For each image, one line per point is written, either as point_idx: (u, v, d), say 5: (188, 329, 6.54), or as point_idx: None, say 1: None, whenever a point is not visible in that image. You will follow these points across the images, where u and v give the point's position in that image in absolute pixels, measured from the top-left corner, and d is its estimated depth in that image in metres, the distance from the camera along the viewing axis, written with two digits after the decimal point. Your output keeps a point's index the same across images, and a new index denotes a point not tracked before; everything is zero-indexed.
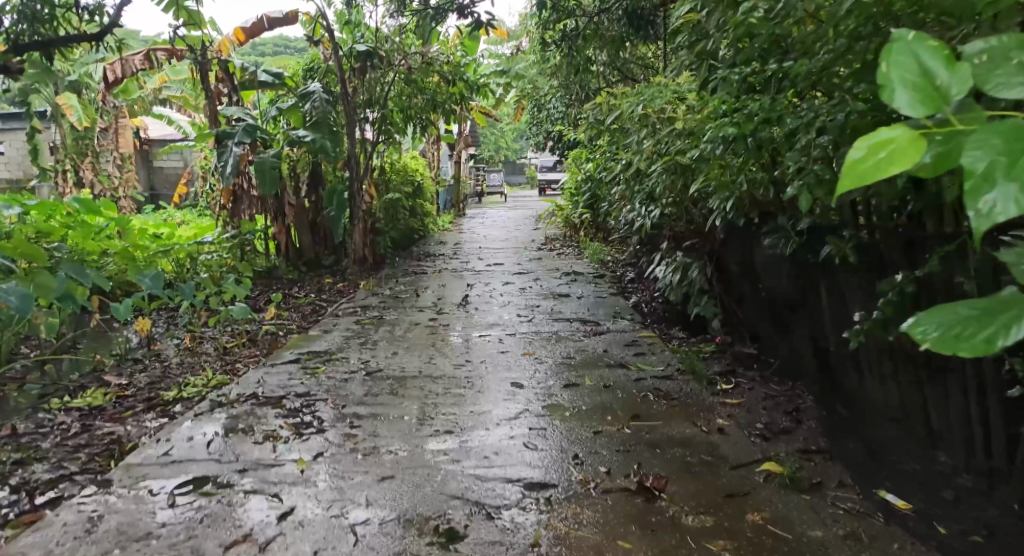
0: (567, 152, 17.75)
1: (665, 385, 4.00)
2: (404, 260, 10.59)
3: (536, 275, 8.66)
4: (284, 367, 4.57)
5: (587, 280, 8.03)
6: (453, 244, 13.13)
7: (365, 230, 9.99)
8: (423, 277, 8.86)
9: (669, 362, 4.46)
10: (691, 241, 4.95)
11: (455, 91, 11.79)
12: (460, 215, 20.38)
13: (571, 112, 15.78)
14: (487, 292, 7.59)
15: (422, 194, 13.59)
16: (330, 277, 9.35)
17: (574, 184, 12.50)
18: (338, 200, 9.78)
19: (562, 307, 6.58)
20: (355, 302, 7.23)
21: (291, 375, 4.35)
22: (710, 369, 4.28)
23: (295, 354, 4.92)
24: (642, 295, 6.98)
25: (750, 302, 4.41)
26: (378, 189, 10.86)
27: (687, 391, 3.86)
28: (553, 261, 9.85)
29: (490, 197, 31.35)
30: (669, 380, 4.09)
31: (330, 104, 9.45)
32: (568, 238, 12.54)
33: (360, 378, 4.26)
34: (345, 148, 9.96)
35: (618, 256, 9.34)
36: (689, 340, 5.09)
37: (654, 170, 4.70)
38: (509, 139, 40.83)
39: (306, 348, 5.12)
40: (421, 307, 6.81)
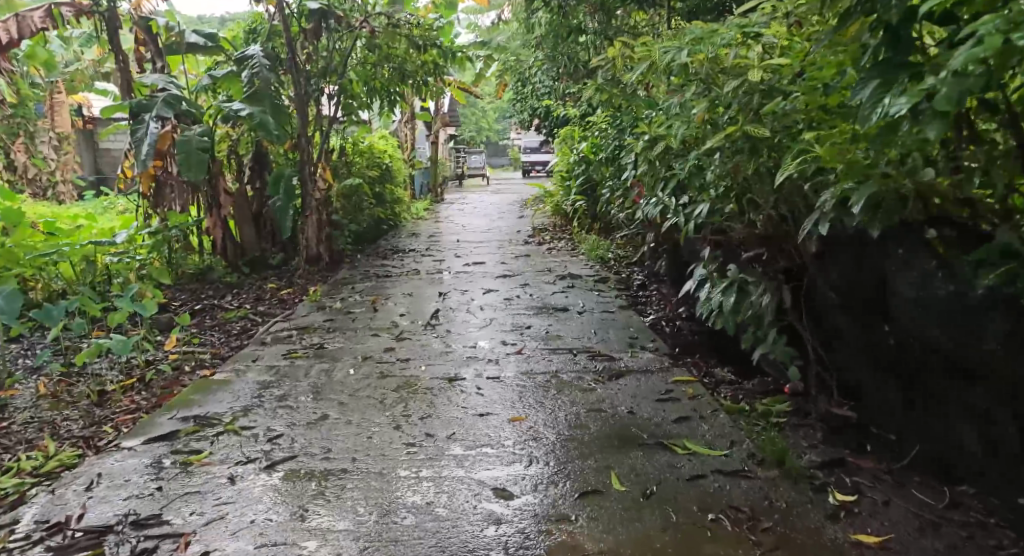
0: (556, 131, 16.29)
1: (747, 503, 2.72)
2: (370, 257, 9.11)
3: (525, 277, 7.22)
4: (156, 448, 3.09)
5: (588, 287, 6.55)
6: (427, 234, 11.67)
7: (321, 224, 8.48)
8: (394, 280, 7.48)
9: (736, 440, 3.09)
10: (757, 253, 3.50)
11: (427, 59, 10.19)
12: (439, 200, 18.91)
13: (560, 87, 14.22)
14: (463, 303, 6.13)
15: (392, 177, 12.07)
16: (275, 280, 7.87)
17: (566, 167, 11.05)
18: (285, 186, 8.16)
19: (561, 327, 5.11)
20: (298, 317, 5.74)
21: (161, 473, 2.90)
22: (804, 461, 2.98)
23: (186, 421, 3.39)
24: (664, 312, 5.52)
25: (860, 353, 3.08)
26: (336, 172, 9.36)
27: (794, 526, 2.62)
28: (544, 258, 8.43)
29: (472, 180, 29.73)
30: (750, 489, 2.79)
31: (273, 71, 7.87)
32: (559, 228, 11.09)
33: (266, 484, 2.82)
34: (296, 125, 8.44)
35: (622, 255, 7.97)
36: (748, 390, 3.62)
37: (714, 147, 3.21)
38: (491, 119, 39.15)
39: (208, 405, 3.58)
40: (379, 328, 5.32)
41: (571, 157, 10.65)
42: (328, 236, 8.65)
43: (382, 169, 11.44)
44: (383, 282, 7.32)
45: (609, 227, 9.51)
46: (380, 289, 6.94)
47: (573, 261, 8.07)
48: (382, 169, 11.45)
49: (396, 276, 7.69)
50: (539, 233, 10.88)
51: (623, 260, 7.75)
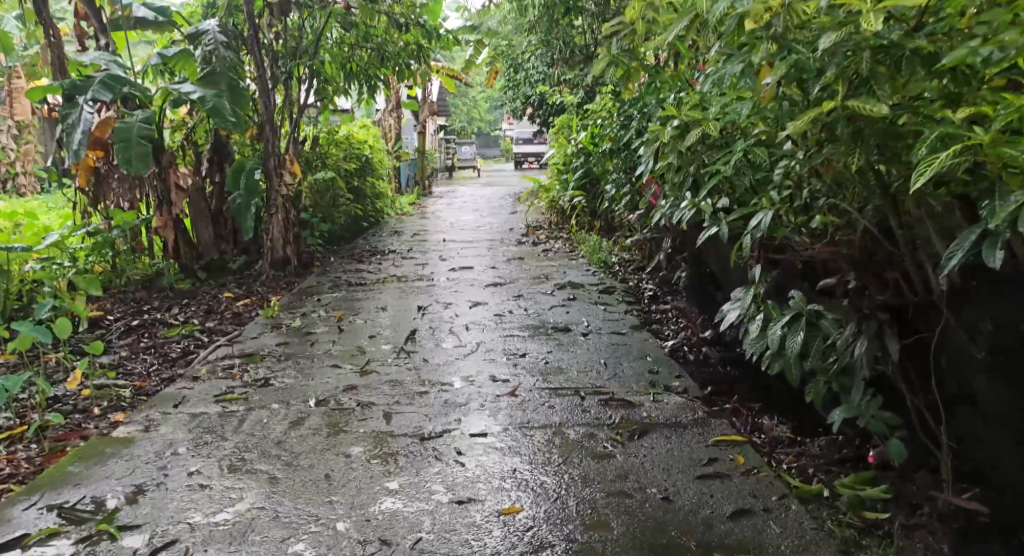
0: (550, 120, 15.45)
1: None
2: (345, 259, 8.20)
3: (517, 287, 6.32)
4: None
5: (589, 300, 5.67)
6: (411, 232, 10.80)
7: (288, 223, 7.57)
8: (372, 287, 6.61)
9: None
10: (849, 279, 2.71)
11: (409, 38, 9.22)
12: (426, 193, 18.03)
13: (555, 74, 13.30)
14: (443, 319, 5.25)
15: (372, 170, 11.15)
16: (236, 286, 6.99)
17: (562, 158, 10.18)
18: (247, 181, 7.30)
19: (563, 357, 4.22)
20: (245, 338, 4.82)
21: None
22: None
23: (54, 517, 2.51)
24: (685, 333, 4.66)
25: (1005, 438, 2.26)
26: (307, 165, 8.46)
27: None
28: (538, 261, 7.57)
29: (462, 172, 28.79)
30: None
31: (230, 49, 6.91)
32: (555, 225, 10.22)
33: None
34: (260, 112, 7.52)
35: (628, 260, 7.12)
36: (818, 454, 2.84)
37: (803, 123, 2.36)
38: (483, 110, 38.06)
39: (96, 482, 2.68)
40: (341, 356, 4.40)
41: (568, 149, 9.77)
42: (297, 236, 7.74)
43: (360, 162, 10.48)
44: (359, 291, 6.45)
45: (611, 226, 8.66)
46: (353, 300, 6.04)
47: (572, 265, 7.22)
48: (360, 162, 10.49)
49: (373, 283, 6.81)
50: (533, 232, 10.00)
51: (629, 267, 6.89)
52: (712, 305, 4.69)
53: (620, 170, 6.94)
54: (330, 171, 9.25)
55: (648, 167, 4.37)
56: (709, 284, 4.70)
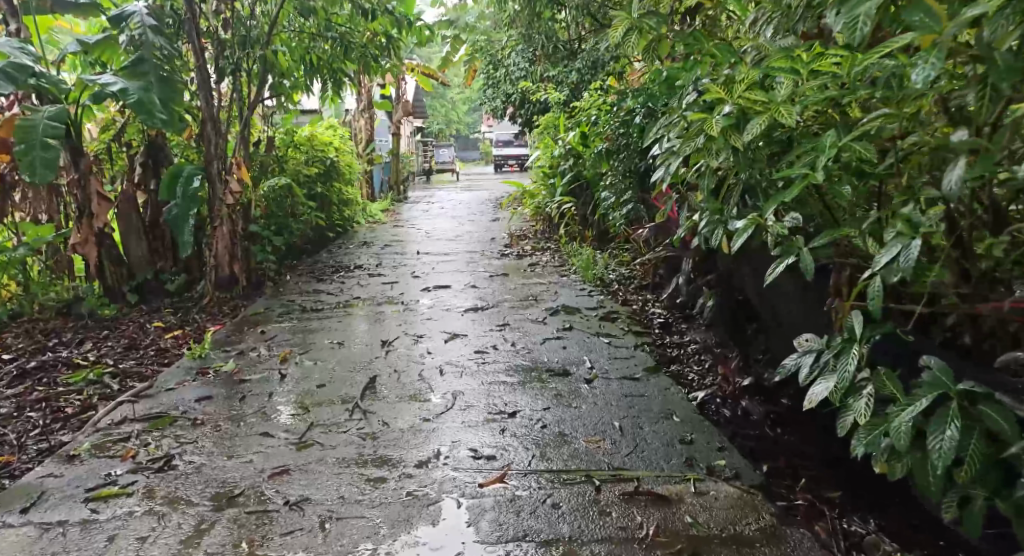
0: (531, 119, 14.55)
1: None
2: (304, 277, 7.26)
3: (500, 313, 5.42)
4: None
5: (588, 331, 4.79)
6: (382, 243, 9.89)
7: (236, 238, 6.65)
8: (329, 311, 5.68)
9: None
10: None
11: (377, 27, 8.30)
12: (399, 197, 17.05)
13: (537, 70, 12.41)
14: (410, 357, 4.31)
15: (337, 175, 10.17)
16: (171, 311, 6.00)
17: (548, 161, 9.32)
18: (184, 190, 6.32)
19: (564, 416, 3.30)
20: (160, 387, 3.85)
21: None
22: None
23: None
24: (715, 377, 3.81)
25: None
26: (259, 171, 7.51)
27: None
28: (523, 279, 6.69)
29: (439, 175, 27.82)
30: None
31: (162, 34, 6.06)
32: (540, 234, 9.33)
33: None
34: (201, 108, 6.54)
35: (627, 279, 6.25)
36: None
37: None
38: (461, 111, 37.05)
39: None
40: (280, 415, 3.47)
41: (555, 151, 8.91)
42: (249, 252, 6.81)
43: (322, 167, 9.50)
44: (316, 316, 5.52)
45: (604, 236, 7.80)
46: (306, 330, 5.09)
47: (564, 284, 6.36)
48: (322, 166, 9.51)
49: (334, 306, 5.89)
50: (516, 242, 9.11)
51: (626, 288, 6.02)
52: (745, 341, 3.85)
53: (618, 175, 6.08)
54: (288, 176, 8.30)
55: (660, 169, 3.52)
56: (741, 316, 3.87)
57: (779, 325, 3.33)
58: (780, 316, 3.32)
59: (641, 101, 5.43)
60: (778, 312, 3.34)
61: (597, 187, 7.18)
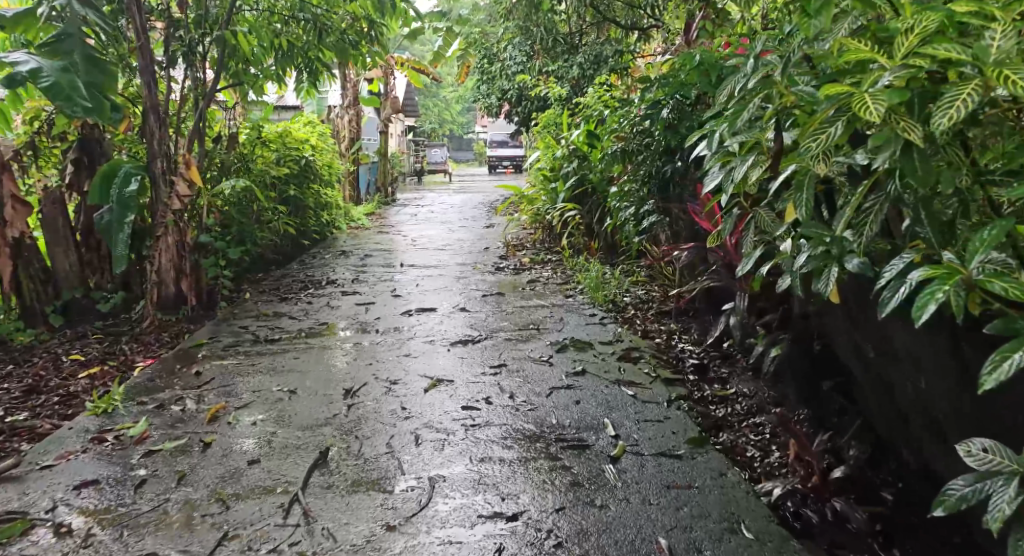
0: (527, 118, 13.64)
1: None
2: (268, 294, 6.29)
3: (495, 348, 4.47)
4: None
5: (604, 376, 3.84)
6: (363, 252, 8.95)
7: (185, 249, 5.69)
8: (288, 341, 4.71)
9: None
10: None
11: (357, 10, 7.34)
12: (387, 200, 16.09)
13: (536, 65, 11.53)
14: (380, 414, 3.38)
15: (313, 175, 9.21)
16: (100, 337, 5.03)
17: (549, 163, 8.38)
18: (119, 194, 5.31)
19: (582, 528, 2.39)
20: (33, 463, 2.85)
21: None
22: None
23: None
24: (783, 453, 2.88)
25: None
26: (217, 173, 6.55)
27: None
28: (521, 302, 5.73)
29: (431, 176, 26.85)
30: None
31: (95, 6, 5.10)
32: (539, 244, 8.38)
33: None
34: (143, 95, 5.57)
35: (647, 306, 5.31)
36: None
37: None
38: (454, 111, 36.01)
39: None
40: (185, 514, 2.49)
41: (558, 151, 7.98)
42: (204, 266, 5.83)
43: (296, 168, 8.51)
44: (274, 348, 4.57)
45: (614, 247, 6.95)
46: (256, 369, 4.13)
47: (571, 307, 5.45)
48: (296, 167, 8.51)
49: (298, 332, 4.95)
50: (513, 254, 8.16)
51: (645, 317, 5.08)
52: (827, 409, 2.96)
53: (635, 182, 5.16)
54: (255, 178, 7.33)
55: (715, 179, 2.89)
56: (822, 372, 3.00)
57: (902, 398, 2.49)
58: (903, 387, 2.48)
59: (666, 91, 4.49)
60: (902, 380, 2.47)
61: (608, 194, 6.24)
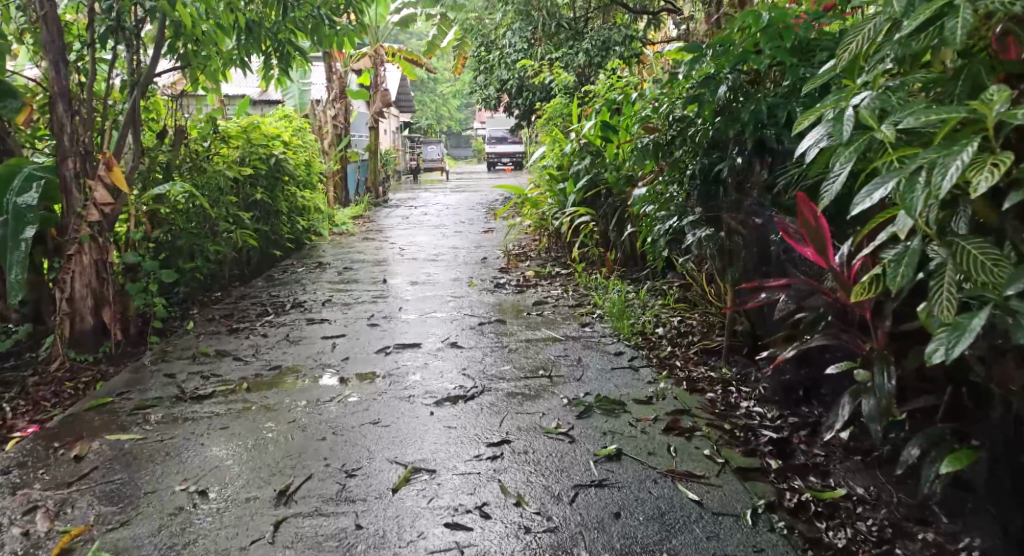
0: (530, 111, 12.52)
1: None
2: (216, 322, 5.16)
3: (495, 407, 3.36)
4: None
5: (646, 462, 2.72)
6: (345, 263, 7.87)
7: (107, 268, 4.63)
8: (219, 397, 3.59)
9: None
10: None
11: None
12: (378, 201, 14.99)
13: (539, 52, 10.41)
14: (321, 541, 2.33)
15: (287, 177, 8.10)
16: None
17: (556, 160, 7.24)
18: (13, 207, 4.21)
19: None
20: None
21: None
22: None
23: None
24: None
25: None
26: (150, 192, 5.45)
27: None
28: (526, 335, 4.61)
29: (428, 174, 25.74)
30: None
31: None
32: (546, 254, 7.28)
33: None
34: (49, 82, 4.46)
35: (688, 340, 4.18)
36: None
37: None
38: (453, 106, 34.83)
39: None
40: None
41: (567, 146, 6.85)
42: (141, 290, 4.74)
43: (264, 169, 7.38)
44: (201, 408, 3.45)
45: (636, 257, 6.11)
46: (166, 447, 3.01)
47: (588, 342, 4.37)
48: (264, 167, 7.39)
49: (239, 380, 3.85)
50: (514, 266, 7.06)
51: (685, 357, 3.97)
52: None
53: (667, 182, 4.04)
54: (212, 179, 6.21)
55: (882, 191, 2.08)
56: None
57: None
58: None
59: (718, 66, 3.38)
60: None
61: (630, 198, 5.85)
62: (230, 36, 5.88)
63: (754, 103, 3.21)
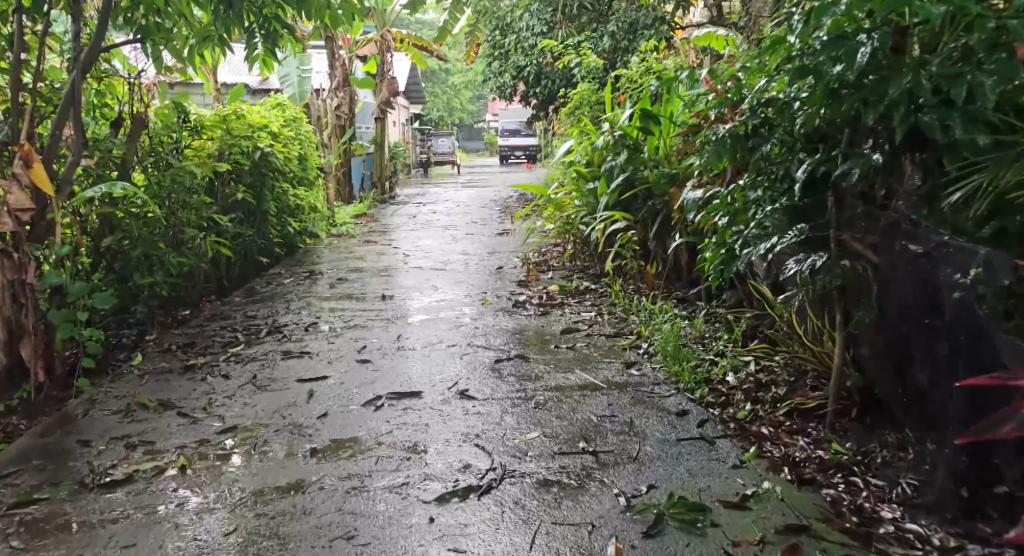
0: (547, 102, 11.56)
1: None
2: (171, 354, 4.18)
3: (524, 512, 2.38)
4: None
5: None
6: (340, 272, 6.90)
7: (25, 292, 3.62)
8: (140, 482, 2.60)
9: None
10: None
11: None
12: (383, 198, 14.01)
13: (561, 36, 9.44)
14: None
15: (278, 174, 7.15)
16: None
17: (585, 157, 6.24)
18: None
19: None
20: None
21: None
22: None
23: None
24: None
25: None
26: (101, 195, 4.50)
27: None
28: (556, 382, 3.61)
29: (437, 168, 24.75)
30: None
31: None
32: (572, 266, 6.30)
33: None
34: None
35: (774, 396, 3.18)
36: None
37: None
38: (464, 98, 33.83)
39: None
40: None
41: (598, 139, 5.86)
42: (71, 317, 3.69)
43: (248, 165, 6.40)
44: (113, 504, 2.46)
45: (679, 269, 5.23)
46: None
47: (640, 396, 3.37)
48: (247, 162, 6.40)
49: (177, 450, 2.87)
50: (535, 280, 6.10)
51: (775, 421, 2.96)
52: None
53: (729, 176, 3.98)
54: (183, 177, 5.23)
55: None
56: None
57: None
58: None
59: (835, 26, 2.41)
60: None
61: (674, 201, 5.13)
62: (200, 6, 4.85)
63: (904, 75, 2.23)
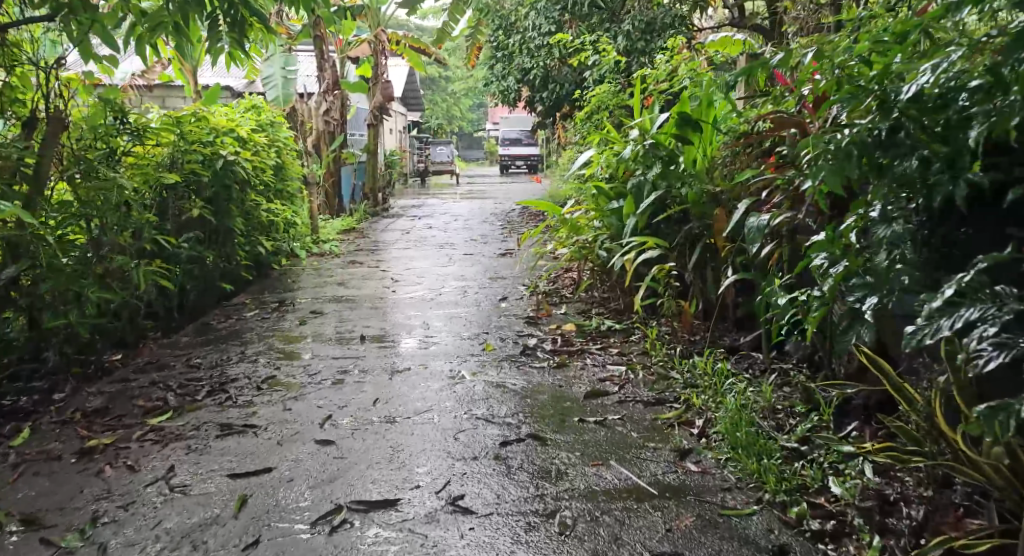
0: (554, 109, 10.59)
1: None
2: (72, 425, 3.15)
3: None
4: None
5: None
6: (317, 301, 5.92)
7: None
8: None
9: None
10: None
11: None
12: (376, 210, 13.02)
13: (570, 35, 8.47)
14: None
15: (248, 187, 6.14)
16: None
17: (607, 169, 5.26)
18: None
19: None
20: None
21: None
22: None
23: None
24: None
25: None
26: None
27: None
28: (589, 484, 2.62)
29: (435, 177, 23.76)
30: None
31: None
32: (590, 299, 5.33)
33: None
34: None
35: (912, 525, 2.23)
36: None
37: None
38: (464, 106, 32.87)
39: None
40: None
41: (624, 147, 4.87)
42: None
43: (207, 176, 5.36)
44: None
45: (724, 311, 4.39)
46: None
47: (711, 514, 2.40)
48: (206, 173, 5.36)
49: None
50: (546, 315, 5.09)
51: None
52: None
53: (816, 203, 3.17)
54: (117, 192, 4.16)
55: None
56: None
57: None
58: None
59: None
60: None
61: (720, 226, 4.09)
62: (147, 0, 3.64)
63: None
